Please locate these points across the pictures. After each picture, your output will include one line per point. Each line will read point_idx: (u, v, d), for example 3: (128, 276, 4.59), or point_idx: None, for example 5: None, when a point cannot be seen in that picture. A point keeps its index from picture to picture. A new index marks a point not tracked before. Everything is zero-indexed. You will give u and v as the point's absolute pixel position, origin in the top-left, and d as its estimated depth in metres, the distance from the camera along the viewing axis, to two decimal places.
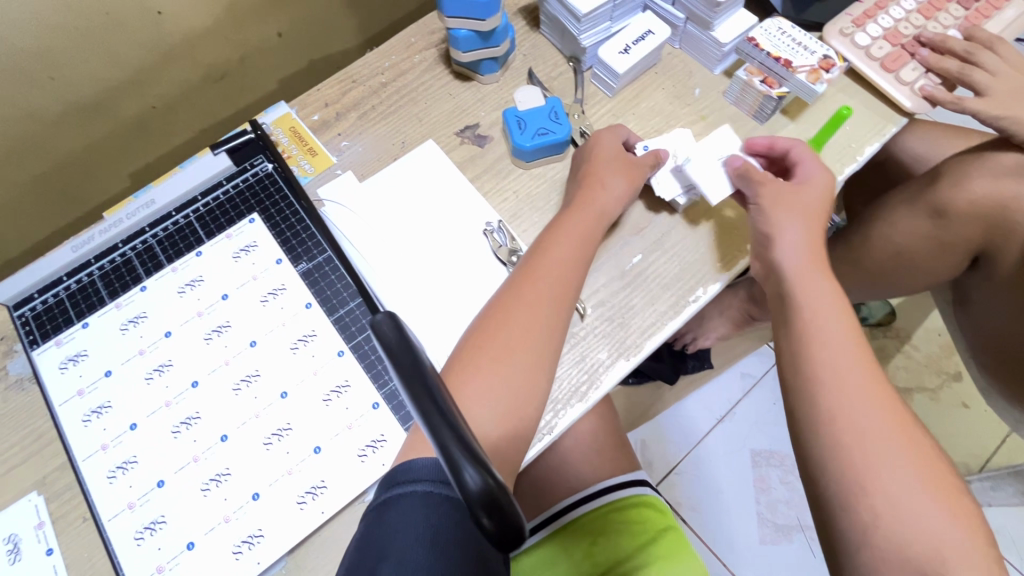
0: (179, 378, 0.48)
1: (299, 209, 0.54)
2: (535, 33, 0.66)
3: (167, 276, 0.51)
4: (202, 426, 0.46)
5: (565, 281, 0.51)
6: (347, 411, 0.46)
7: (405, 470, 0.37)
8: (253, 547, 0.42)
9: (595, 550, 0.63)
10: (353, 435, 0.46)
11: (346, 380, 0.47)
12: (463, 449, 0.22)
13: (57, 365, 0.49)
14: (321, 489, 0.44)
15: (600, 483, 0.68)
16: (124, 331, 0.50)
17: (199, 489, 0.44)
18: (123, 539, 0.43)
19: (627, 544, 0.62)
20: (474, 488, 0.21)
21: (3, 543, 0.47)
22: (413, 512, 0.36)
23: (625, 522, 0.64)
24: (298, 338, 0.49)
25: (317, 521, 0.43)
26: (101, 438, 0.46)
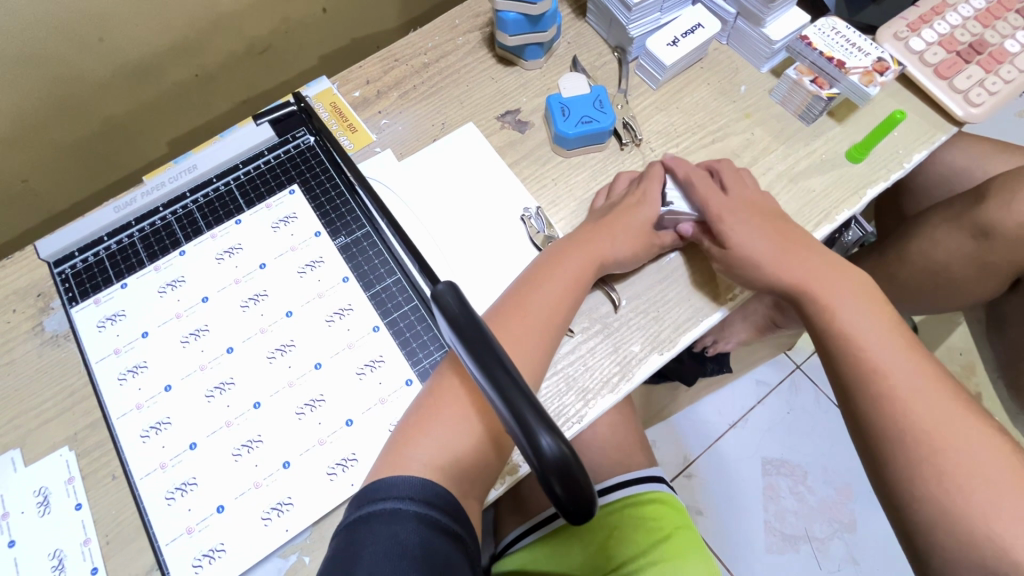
0: (215, 343, 0.48)
1: (339, 183, 0.54)
2: (581, 21, 0.65)
3: (206, 242, 0.52)
4: (235, 392, 0.46)
5: (556, 320, 0.49)
6: (380, 385, 0.46)
7: (384, 486, 0.39)
8: (282, 515, 0.43)
9: (610, 545, 0.62)
10: (385, 410, 0.46)
11: (380, 355, 0.47)
12: (538, 413, 0.22)
13: (95, 323, 0.49)
14: (351, 462, 0.44)
15: (613, 478, 0.67)
16: (161, 294, 0.50)
17: (231, 454, 0.44)
18: (154, 497, 0.44)
19: (643, 540, 0.61)
20: (551, 453, 0.21)
21: (32, 496, 0.47)
22: (387, 533, 0.36)
23: (640, 518, 0.63)
24: (333, 311, 0.49)
25: (347, 493, 0.43)
26: (135, 398, 0.47)
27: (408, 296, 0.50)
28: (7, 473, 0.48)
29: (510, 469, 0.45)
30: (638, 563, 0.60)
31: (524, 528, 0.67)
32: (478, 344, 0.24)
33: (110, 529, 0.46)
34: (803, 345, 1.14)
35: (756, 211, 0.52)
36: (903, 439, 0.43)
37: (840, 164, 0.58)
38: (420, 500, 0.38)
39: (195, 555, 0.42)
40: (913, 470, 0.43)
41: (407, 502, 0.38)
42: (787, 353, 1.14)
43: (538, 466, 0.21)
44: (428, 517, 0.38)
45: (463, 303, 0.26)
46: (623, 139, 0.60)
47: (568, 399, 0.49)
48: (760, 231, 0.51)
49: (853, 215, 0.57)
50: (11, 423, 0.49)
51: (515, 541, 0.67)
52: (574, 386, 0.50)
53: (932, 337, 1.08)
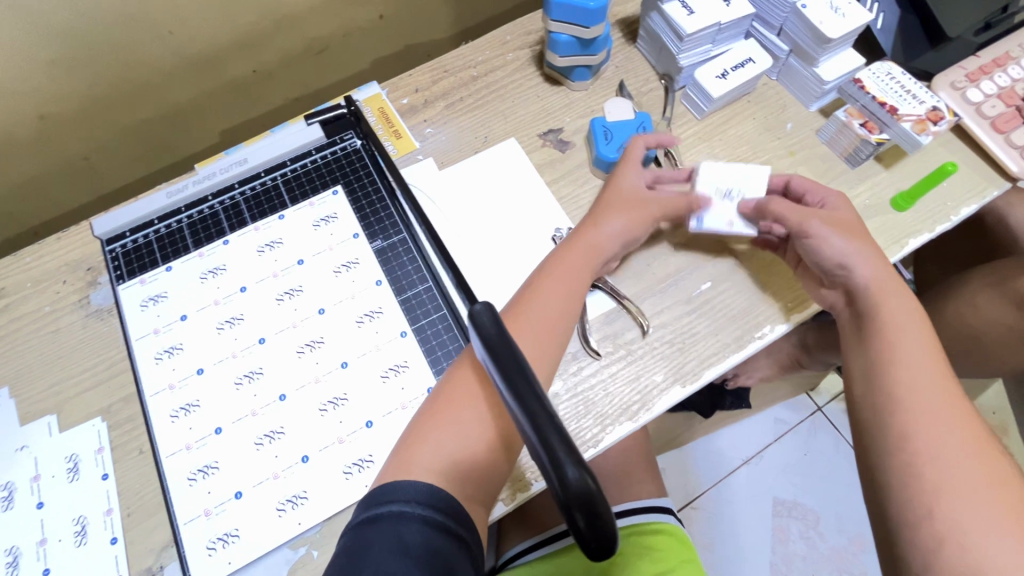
0: (249, 333, 0.50)
1: (381, 189, 0.55)
2: (630, 46, 0.66)
3: (249, 234, 0.53)
4: (263, 383, 0.48)
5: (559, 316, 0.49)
6: (402, 391, 0.47)
7: (392, 489, 0.38)
8: (297, 508, 0.44)
9: (612, 569, 0.60)
10: (407, 413, 0.47)
11: (404, 361, 0.48)
12: (569, 447, 0.22)
13: (139, 303, 0.51)
14: (367, 463, 0.45)
15: (619, 505, 0.67)
16: (203, 280, 0.52)
17: (254, 443, 0.46)
18: (179, 475, 0.46)
19: (646, 568, 0.59)
20: (577, 489, 0.22)
21: (63, 462, 0.50)
22: (392, 534, 0.36)
23: (643, 547, 0.62)
24: (364, 313, 0.50)
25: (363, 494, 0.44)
26: (169, 377, 0.48)
27: (438, 305, 0.51)
28: (42, 437, 0.51)
29: (522, 487, 0.46)
30: None
31: (531, 542, 0.66)
32: (509, 367, 0.25)
33: (133, 501, 0.48)
34: (826, 387, 1.11)
35: (842, 224, 0.51)
36: (903, 489, 0.41)
37: (884, 211, 0.57)
38: (426, 504, 0.38)
39: (209, 537, 0.43)
40: (912, 523, 0.40)
41: (413, 505, 0.37)
42: (807, 393, 1.12)
43: (563, 498, 0.22)
44: (434, 520, 0.37)
45: (499, 327, 0.27)
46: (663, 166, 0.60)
47: (586, 423, 0.49)
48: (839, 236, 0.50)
49: (893, 263, 0.56)
50: (53, 389, 0.53)
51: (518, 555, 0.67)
52: (592, 411, 0.49)
53: (965, 393, 1.04)
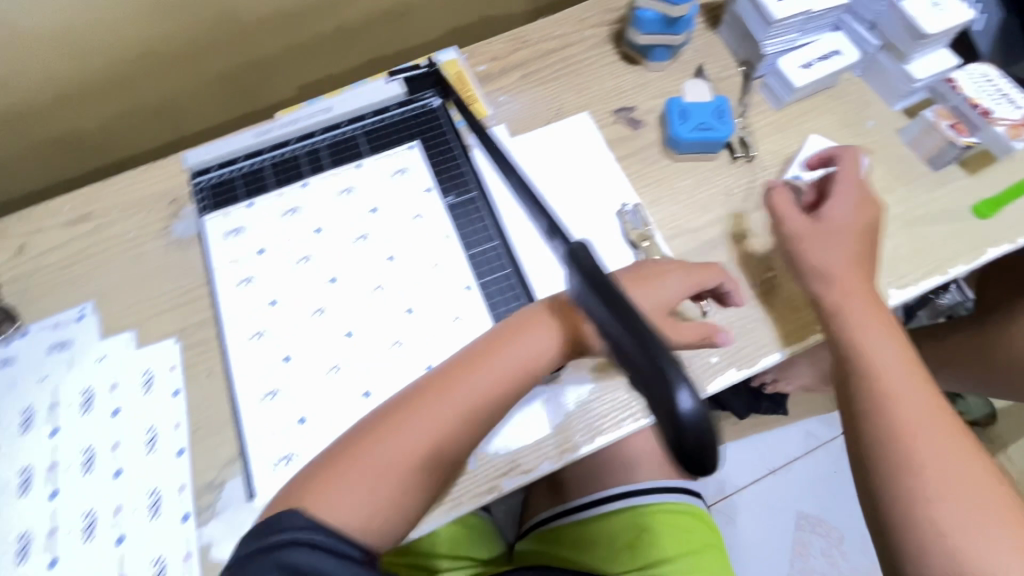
0: (321, 271, 0.52)
1: (455, 149, 0.57)
2: (711, 32, 0.65)
3: (328, 179, 0.55)
4: (333, 319, 0.50)
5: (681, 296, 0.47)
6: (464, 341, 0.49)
7: (286, 516, 0.40)
8: None
9: (638, 544, 0.61)
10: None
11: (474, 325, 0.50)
12: (688, 374, 0.24)
13: (220, 233, 0.54)
14: None
15: (655, 479, 0.64)
16: (282, 218, 0.54)
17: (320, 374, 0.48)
18: (247, 396, 0.48)
19: (671, 547, 0.60)
20: (693, 410, 0.24)
21: (138, 375, 0.53)
22: (276, 562, 0.37)
23: (671, 526, 0.62)
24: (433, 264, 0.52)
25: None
26: (245, 305, 0.51)
27: (504, 262, 0.52)
28: (121, 350, 0.54)
29: (568, 449, 0.48)
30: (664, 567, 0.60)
31: (559, 509, 0.67)
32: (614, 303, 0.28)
33: (201, 418, 0.51)
34: None
35: (844, 237, 0.50)
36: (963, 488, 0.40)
37: (963, 218, 0.55)
38: (315, 529, 0.39)
39: (274, 455, 0.46)
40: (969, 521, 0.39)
41: (303, 532, 0.39)
42: None
43: (675, 417, 0.24)
44: (324, 544, 0.39)
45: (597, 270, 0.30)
46: (736, 152, 0.59)
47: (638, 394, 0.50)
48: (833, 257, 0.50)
49: (968, 271, 0.54)
50: (134, 308, 0.56)
51: (549, 519, 0.67)
52: None
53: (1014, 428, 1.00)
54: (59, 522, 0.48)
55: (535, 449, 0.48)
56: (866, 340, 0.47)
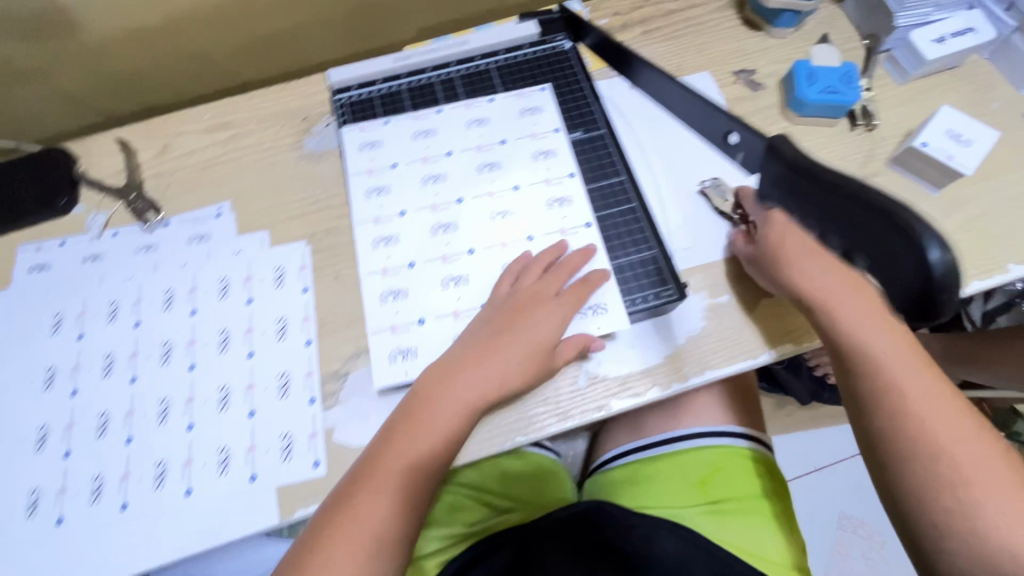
0: (448, 191, 0.55)
1: (585, 89, 0.59)
2: (837, 4, 0.66)
3: (460, 108, 0.58)
4: (456, 235, 0.53)
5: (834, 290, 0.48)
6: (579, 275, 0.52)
7: None
8: None
9: (709, 483, 0.62)
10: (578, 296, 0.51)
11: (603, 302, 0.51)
12: (938, 234, 0.42)
13: (358, 145, 0.57)
14: None
15: (732, 424, 0.65)
16: (415, 138, 0.57)
17: (441, 283, 0.52)
18: (372, 292, 0.52)
19: (743, 489, 0.61)
20: (943, 262, 0.42)
21: (270, 272, 0.57)
22: None
23: (742, 469, 0.62)
24: (555, 199, 0.54)
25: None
26: (376, 212, 0.54)
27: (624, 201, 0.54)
28: (255, 247, 0.58)
29: (680, 377, 0.50)
30: (735, 506, 0.60)
31: (631, 448, 0.68)
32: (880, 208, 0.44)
33: (328, 315, 0.54)
34: None
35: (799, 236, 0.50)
36: None
37: None
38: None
39: (392, 348, 0.50)
40: None
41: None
42: None
43: (929, 268, 0.43)
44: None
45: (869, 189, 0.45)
46: (856, 121, 0.60)
47: (748, 338, 0.52)
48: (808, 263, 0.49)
49: None
50: (267, 212, 0.60)
51: (620, 457, 0.68)
52: (754, 328, 0.52)
53: None
54: (196, 393, 0.52)
55: (644, 375, 0.50)
56: (863, 329, 0.46)
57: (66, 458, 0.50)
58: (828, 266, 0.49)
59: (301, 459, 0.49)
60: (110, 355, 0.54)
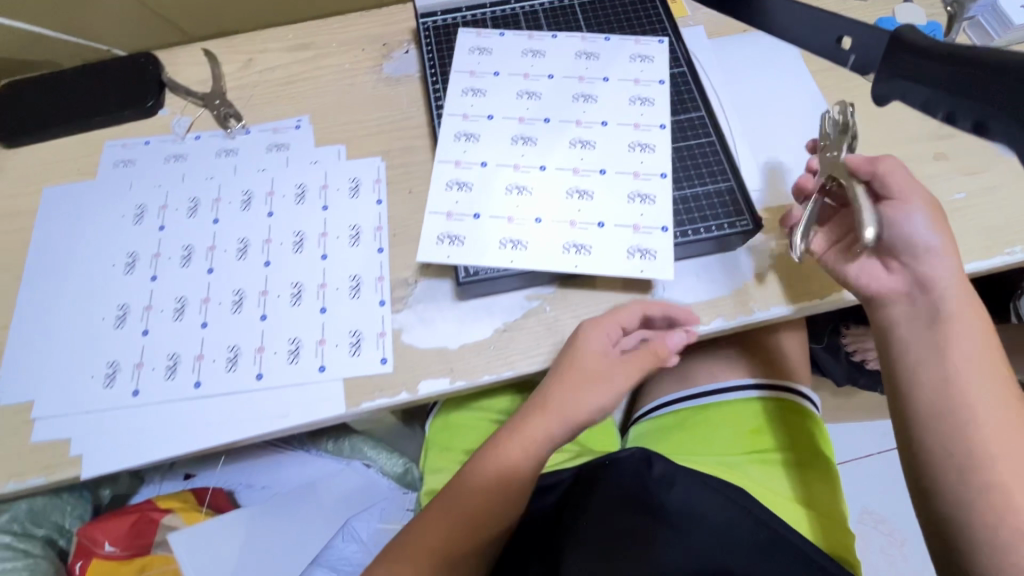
0: (537, 109, 0.56)
1: (668, 30, 0.60)
2: None
3: (563, 41, 0.59)
4: (532, 150, 0.54)
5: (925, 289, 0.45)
6: (640, 215, 0.51)
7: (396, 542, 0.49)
8: (515, 250, 0.50)
9: (758, 435, 0.62)
10: (636, 235, 0.50)
11: (655, 250, 0.49)
12: None
13: (467, 47, 0.59)
14: (585, 251, 0.50)
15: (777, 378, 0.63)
16: (523, 55, 0.58)
17: (505, 188, 0.52)
18: (440, 179, 0.54)
19: (792, 443, 0.61)
20: None
21: (346, 182, 0.58)
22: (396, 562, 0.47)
23: (791, 424, 0.62)
24: (636, 143, 0.54)
25: (567, 270, 0.49)
26: (465, 108, 0.56)
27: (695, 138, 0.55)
28: (331, 159, 0.59)
29: (744, 310, 0.51)
30: (782, 459, 0.61)
31: (678, 395, 0.67)
32: None
33: (399, 226, 0.56)
34: None
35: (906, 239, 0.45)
36: None
37: None
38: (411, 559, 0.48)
39: (440, 230, 0.51)
40: None
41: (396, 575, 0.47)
42: None
43: None
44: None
45: None
46: None
47: (815, 280, 0.52)
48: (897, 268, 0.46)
49: None
50: (344, 128, 0.61)
51: (665, 403, 0.68)
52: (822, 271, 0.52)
53: None
54: (270, 287, 0.53)
55: (708, 305, 0.51)
56: (946, 325, 0.44)
57: (143, 336, 0.52)
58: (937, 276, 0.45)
59: (370, 354, 0.50)
60: (189, 246, 0.56)
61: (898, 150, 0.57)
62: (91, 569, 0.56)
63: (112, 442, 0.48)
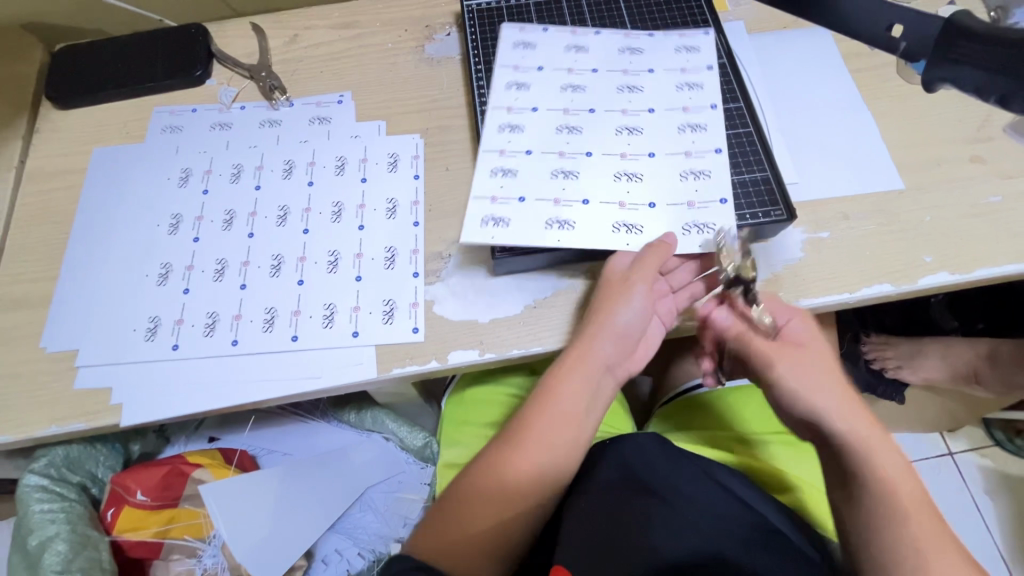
0: (582, 101, 0.57)
1: (709, 22, 0.61)
2: None
3: (609, 36, 0.60)
4: (578, 138, 0.55)
5: (819, 385, 0.45)
6: (694, 192, 0.52)
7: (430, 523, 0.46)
8: (562, 230, 0.51)
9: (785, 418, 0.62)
10: (689, 212, 0.51)
11: (711, 225, 0.51)
12: None
13: (511, 41, 0.60)
14: (636, 230, 0.51)
15: None
16: (566, 50, 0.59)
17: (551, 172, 0.53)
18: (485, 167, 0.54)
19: None
20: None
21: (385, 157, 0.59)
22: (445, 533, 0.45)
23: None
24: (685, 124, 0.55)
25: (620, 249, 0.50)
26: (511, 102, 0.57)
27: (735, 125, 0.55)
28: (372, 134, 0.61)
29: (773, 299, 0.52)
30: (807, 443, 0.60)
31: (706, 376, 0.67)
32: None
33: (434, 201, 0.57)
34: (967, 435, 1.04)
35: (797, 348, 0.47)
36: None
37: None
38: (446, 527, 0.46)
39: (485, 213, 0.52)
40: None
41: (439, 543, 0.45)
42: (944, 433, 1.05)
43: None
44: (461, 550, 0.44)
45: None
46: None
47: (848, 273, 0.52)
48: (796, 368, 0.46)
49: None
50: (384, 104, 0.63)
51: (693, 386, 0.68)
52: (854, 264, 0.52)
53: None
54: (308, 254, 0.55)
55: None
56: (856, 425, 0.44)
57: (184, 295, 0.54)
58: (824, 373, 0.46)
59: (403, 323, 0.51)
60: (231, 211, 0.57)
61: (934, 151, 0.57)
62: (123, 516, 0.57)
63: (150, 394, 0.50)
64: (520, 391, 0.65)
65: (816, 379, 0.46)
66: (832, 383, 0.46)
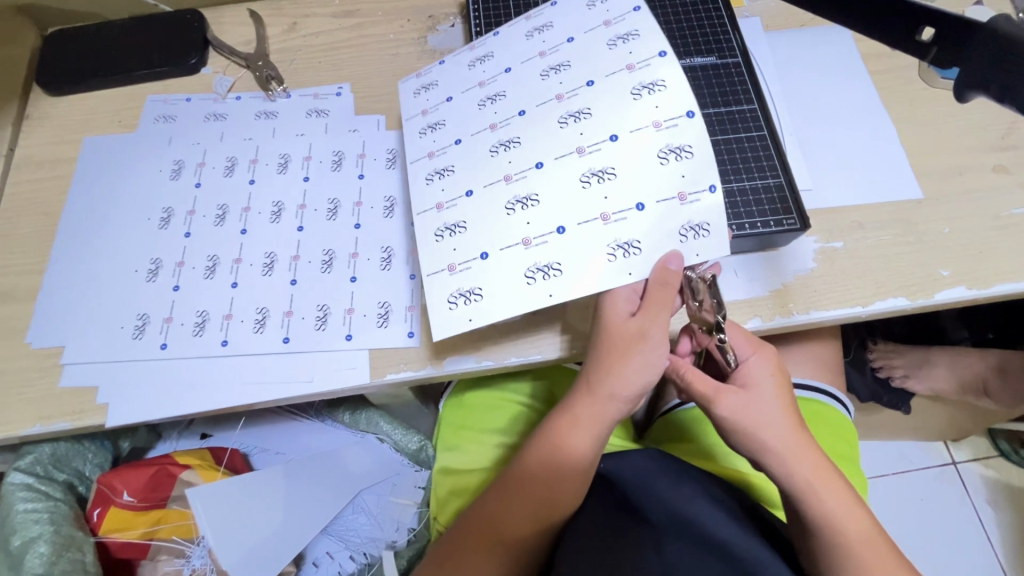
0: (508, 108, 0.48)
1: (723, 18, 0.58)
2: None
3: (520, 23, 0.51)
4: (519, 152, 0.46)
5: (774, 430, 0.45)
6: (682, 178, 0.42)
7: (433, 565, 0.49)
8: (549, 278, 0.43)
9: None
10: (683, 209, 0.42)
11: (707, 223, 0.42)
12: None
13: (414, 89, 0.53)
14: (633, 249, 0.42)
15: (817, 380, 0.62)
16: (472, 66, 0.51)
17: (505, 208, 0.45)
18: (427, 230, 0.47)
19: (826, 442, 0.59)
20: None
21: (384, 152, 0.57)
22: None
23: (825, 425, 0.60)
24: (641, 85, 0.44)
25: (622, 282, 0.42)
26: (429, 147, 0.49)
27: (752, 128, 0.53)
28: (370, 128, 0.59)
29: (782, 312, 0.50)
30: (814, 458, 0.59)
31: None
32: None
33: None
34: (971, 445, 1.02)
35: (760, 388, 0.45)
36: None
37: None
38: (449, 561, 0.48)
39: (438, 226, 0.46)
40: None
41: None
42: (948, 443, 1.03)
43: None
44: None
45: None
46: None
47: (861, 285, 0.50)
48: (760, 405, 0.45)
49: None
50: (385, 97, 0.60)
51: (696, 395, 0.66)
52: (867, 276, 0.50)
53: None
54: (301, 253, 0.53)
55: (747, 303, 0.50)
56: (806, 470, 0.44)
57: (173, 292, 0.52)
58: (784, 412, 0.45)
59: (397, 327, 0.50)
60: (224, 206, 0.55)
61: (955, 158, 0.54)
62: (109, 517, 0.57)
63: (137, 393, 0.49)
64: (519, 398, 0.63)
65: (774, 422, 0.45)
66: (784, 420, 0.45)
